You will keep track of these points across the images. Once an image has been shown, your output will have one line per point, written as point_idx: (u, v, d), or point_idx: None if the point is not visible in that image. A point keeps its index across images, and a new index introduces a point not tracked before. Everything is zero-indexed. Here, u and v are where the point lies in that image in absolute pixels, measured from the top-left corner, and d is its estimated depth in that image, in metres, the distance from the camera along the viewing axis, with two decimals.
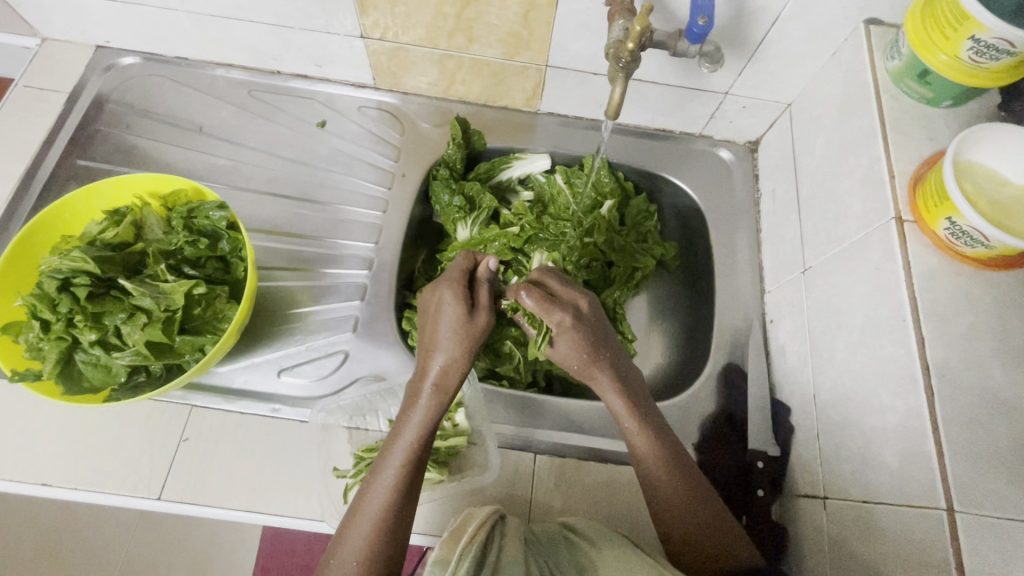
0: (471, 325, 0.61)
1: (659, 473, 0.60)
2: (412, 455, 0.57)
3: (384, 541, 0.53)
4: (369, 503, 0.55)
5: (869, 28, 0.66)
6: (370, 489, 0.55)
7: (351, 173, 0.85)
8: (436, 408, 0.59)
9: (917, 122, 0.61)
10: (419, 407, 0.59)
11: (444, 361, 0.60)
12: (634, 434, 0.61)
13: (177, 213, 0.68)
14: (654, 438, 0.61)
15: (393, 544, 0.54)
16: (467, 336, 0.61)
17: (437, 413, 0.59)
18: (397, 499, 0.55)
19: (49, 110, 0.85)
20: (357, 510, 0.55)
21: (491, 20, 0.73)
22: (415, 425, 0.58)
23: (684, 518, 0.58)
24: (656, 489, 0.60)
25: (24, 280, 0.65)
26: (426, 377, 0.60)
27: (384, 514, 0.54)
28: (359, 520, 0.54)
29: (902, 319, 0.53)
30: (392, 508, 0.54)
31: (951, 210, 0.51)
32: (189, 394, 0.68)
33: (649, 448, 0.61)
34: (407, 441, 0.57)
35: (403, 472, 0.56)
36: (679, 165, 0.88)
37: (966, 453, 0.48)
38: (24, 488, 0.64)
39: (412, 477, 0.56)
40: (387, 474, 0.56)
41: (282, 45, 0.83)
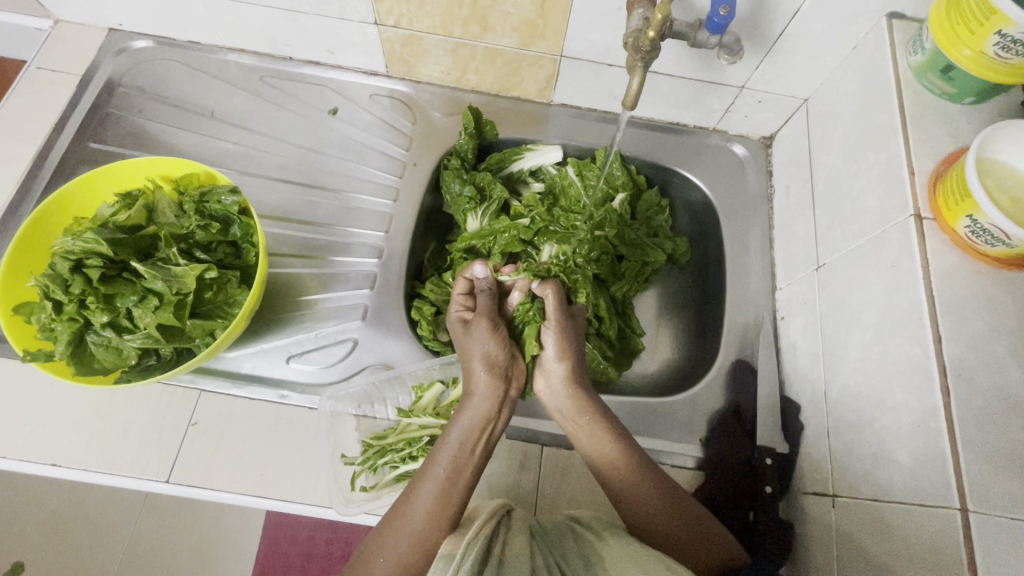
0: (493, 336, 0.66)
1: (630, 474, 0.60)
2: (457, 459, 0.59)
3: (426, 540, 0.54)
4: (411, 502, 0.56)
5: (891, 23, 0.65)
6: (415, 491, 0.57)
7: (362, 162, 0.85)
8: (484, 410, 0.61)
9: (938, 118, 0.60)
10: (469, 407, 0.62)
11: (480, 374, 0.63)
12: (586, 425, 0.62)
13: (189, 197, 0.67)
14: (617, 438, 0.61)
15: (431, 545, 0.54)
16: (491, 344, 0.65)
17: (485, 415, 0.61)
18: (447, 492, 0.57)
19: (61, 93, 0.84)
20: (400, 506, 0.57)
21: (507, 9, 0.72)
22: (458, 429, 0.60)
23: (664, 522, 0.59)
24: (628, 492, 0.60)
25: (37, 259, 0.65)
26: (471, 383, 0.63)
27: (426, 515, 0.55)
28: (398, 518, 0.55)
29: (919, 317, 0.52)
30: (434, 510, 0.55)
31: (972, 207, 0.51)
32: (198, 378, 0.69)
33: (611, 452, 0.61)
34: (450, 442, 0.60)
35: (450, 474, 0.58)
36: (691, 159, 0.87)
37: (981, 452, 0.47)
38: (34, 468, 0.64)
39: (457, 480, 0.58)
40: (432, 476, 0.58)
41: (295, 31, 0.82)
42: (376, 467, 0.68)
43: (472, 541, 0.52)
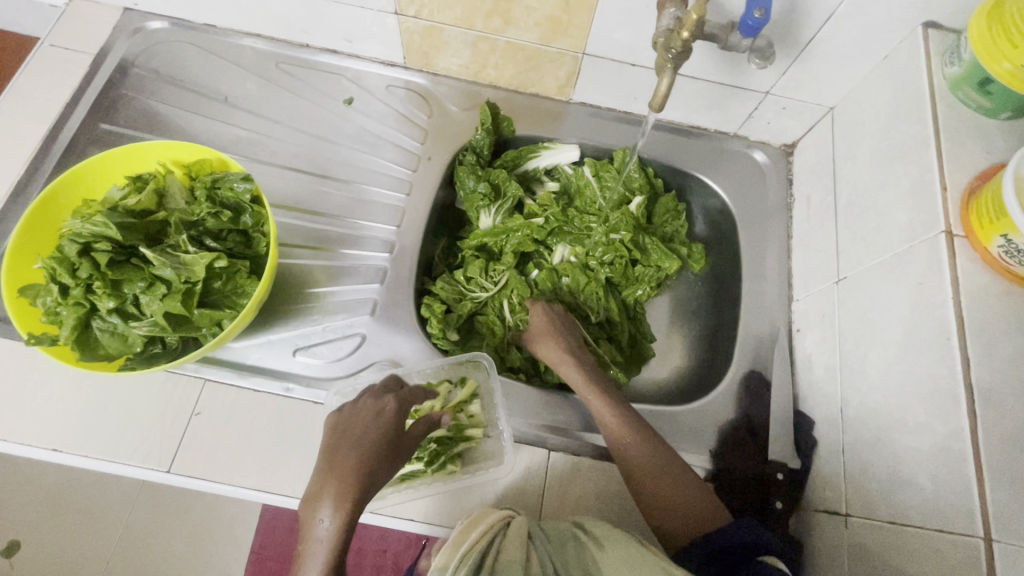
0: (376, 432, 0.60)
1: (633, 451, 0.62)
2: (344, 512, 0.54)
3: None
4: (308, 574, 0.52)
5: (927, 32, 0.63)
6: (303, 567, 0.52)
7: (376, 153, 0.83)
8: (359, 457, 0.57)
9: (972, 133, 0.58)
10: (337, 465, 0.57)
11: (350, 446, 0.58)
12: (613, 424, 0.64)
13: (201, 183, 0.66)
14: (640, 430, 0.63)
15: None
16: (370, 428, 0.60)
17: (362, 467, 0.57)
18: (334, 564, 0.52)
19: (74, 72, 0.83)
20: None
21: (531, 3, 0.71)
22: (334, 489, 0.55)
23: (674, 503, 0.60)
24: (659, 496, 0.60)
25: (45, 241, 0.64)
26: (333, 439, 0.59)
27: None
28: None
29: (946, 336, 0.51)
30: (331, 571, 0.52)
31: (1008, 227, 0.49)
32: (203, 367, 0.68)
33: (614, 427, 0.63)
34: (332, 498, 0.54)
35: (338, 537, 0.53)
36: (711, 165, 0.85)
37: (1008, 480, 0.46)
38: (33, 452, 0.63)
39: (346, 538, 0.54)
40: (320, 538, 0.53)
41: (313, 18, 0.81)
42: None
43: (466, 555, 0.53)
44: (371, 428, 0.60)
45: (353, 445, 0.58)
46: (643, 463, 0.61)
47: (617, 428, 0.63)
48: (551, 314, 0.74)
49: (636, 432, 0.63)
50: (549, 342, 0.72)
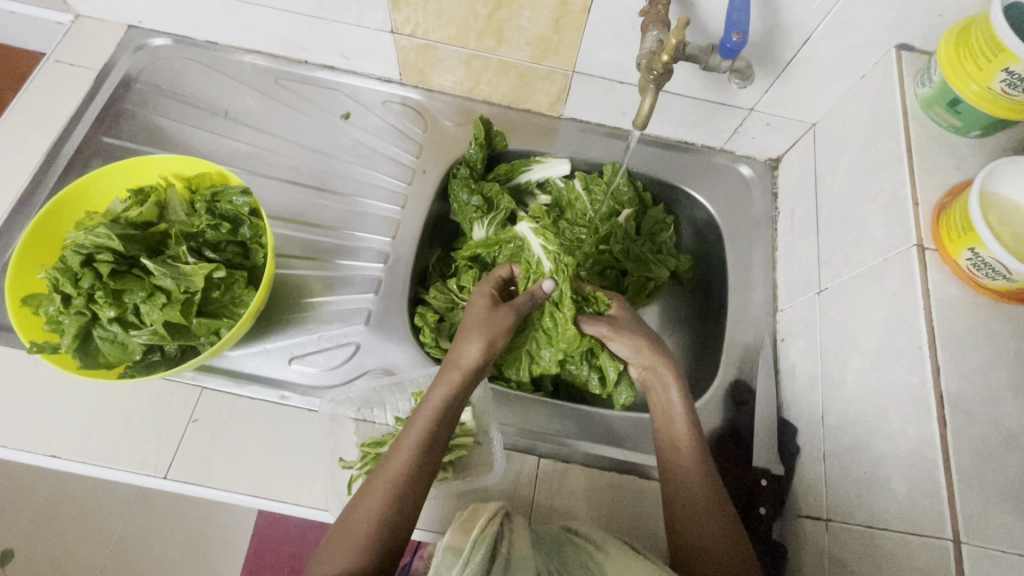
0: (495, 322, 0.65)
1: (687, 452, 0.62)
2: (438, 419, 0.58)
3: (399, 499, 0.54)
4: (389, 461, 0.56)
5: (900, 54, 0.66)
6: (392, 453, 0.56)
7: (372, 167, 0.86)
8: (467, 373, 0.61)
9: (943, 150, 0.61)
10: (445, 379, 0.61)
11: (475, 337, 0.63)
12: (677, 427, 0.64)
13: (201, 196, 0.68)
14: (701, 453, 0.62)
15: (406, 508, 0.54)
16: (491, 318, 0.65)
17: (467, 382, 0.61)
18: (416, 465, 0.55)
19: (79, 87, 0.86)
20: (374, 475, 0.55)
21: (522, 23, 0.74)
22: (438, 397, 0.60)
23: (701, 519, 0.58)
24: (687, 480, 0.61)
25: (48, 252, 0.66)
26: (457, 349, 0.63)
27: (405, 469, 0.55)
28: (380, 475, 0.55)
29: (918, 346, 0.53)
30: (412, 465, 0.55)
31: (974, 241, 0.51)
32: (200, 375, 0.69)
33: (682, 429, 0.63)
34: (432, 406, 0.59)
35: (426, 437, 0.57)
36: (697, 178, 0.88)
37: (976, 484, 0.48)
38: (32, 458, 0.64)
39: (434, 443, 0.57)
40: (411, 436, 0.57)
41: (312, 36, 0.84)
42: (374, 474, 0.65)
43: (480, 537, 0.53)
44: (493, 318, 0.65)
45: (479, 336, 0.63)
46: (688, 472, 0.61)
47: (686, 430, 0.63)
48: (629, 314, 0.72)
49: (699, 458, 0.61)
50: (619, 341, 0.70)
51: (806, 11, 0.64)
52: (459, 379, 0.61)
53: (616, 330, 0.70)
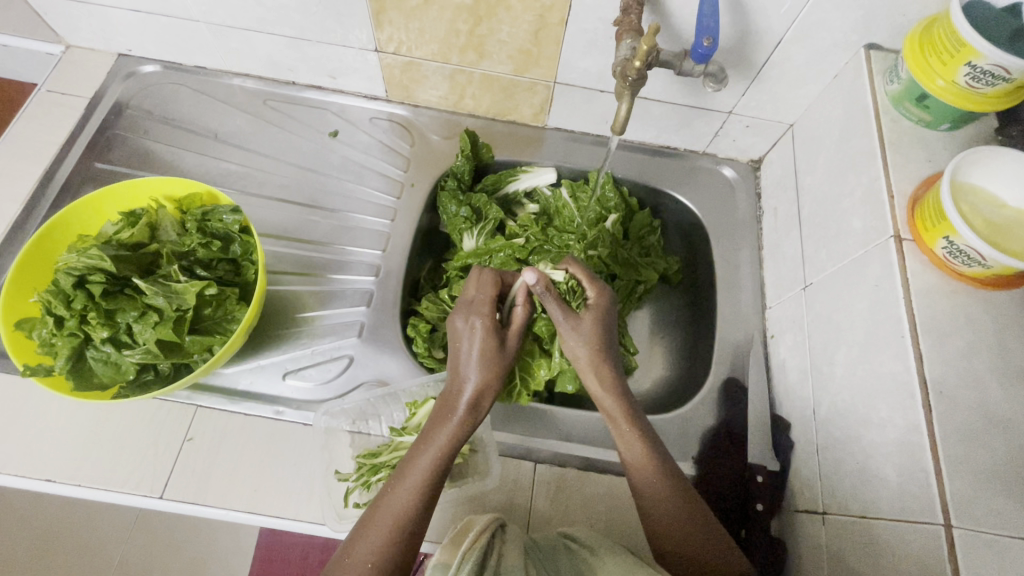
0: (497, 352, 0.62)
1: (654, 477, 0.59)
2: (434, 469, 0.57)
3: (399, 544, 0.54)
4: (384, 508, 0.55)
5: (869, 53, 0.68)
6: (386, 500, 0.56)
7: (361, 182, 0.87)
8: (463, 418, 0.59)
9: (915, 144, 0.63)
10: (448, 419, 0.59)
11: (472, 377, 0.61)
12: (628, 441, 0.61)
13: (191, 216, 0.69)
14: (654, 459, 0.60)
15: (407, 550, 0.55)
16: (494, 354, 0.62)
17: (464, 428, 0.59)
18: (419, 505, 0.55)
19: (70, 114, 0.87)
20: (373, 511, 0.56)
21: (502, 37, 0.76)
22: (437, 446, 0.58)
23: (656, 511, 0.59)
24: (644, 492, 0.60)
25: (40, 276, 0.67)
26: (457, 393, 0.60)
27: (402, 517, 0.55)
28: (375, 523, 0.55)
29: (901, 334, 0.54)
30: (410, 511, 0.55)
31: (948, 229, 0.52)
32: (195, 394, 0.69)
33: (641, 454, 0.60)
34: (433, 451, 0.58)
35: (424, 486, 0.56)
36: (682, 182, 0.89)
37: (965, 468, 0.48)
38: (27, 483, 0.64)
39: (433, 486, 0.57)
40: (408, 483, 0.56)
41: (299, 57, 0.86)
42: (369, 484, 0.65)
43: (469, 550, 0.54)
44: (490, 349, 0.62)
45: (477, 375, 0.61)
46: (639, 466, 0.60)
47: (645, 455, 0.60)
48: (599, 326, 0.66)
49: (649, 453, 0.60)
50: (569, 342, 0.65)
51: (775, 16, 0.66)
52: (466, 418, 0.59)
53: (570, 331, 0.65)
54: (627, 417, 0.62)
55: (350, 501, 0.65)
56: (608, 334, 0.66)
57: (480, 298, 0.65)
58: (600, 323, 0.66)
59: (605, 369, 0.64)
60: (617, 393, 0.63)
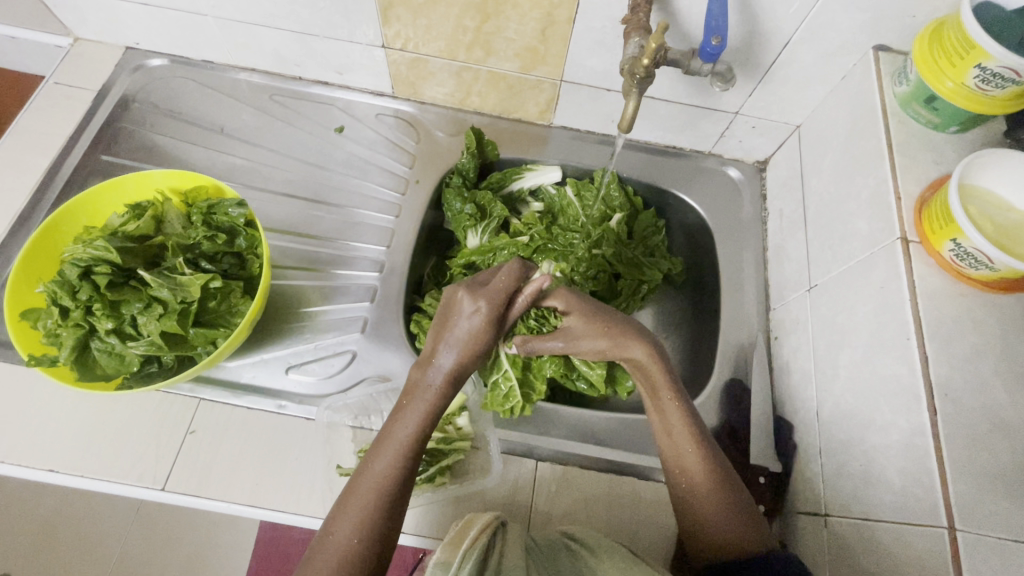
0: (483, 326, 0.60)
1: (697, 471, 0.60)
2: (411, 444, 0.57)
3: (382, 517, 0.54)
4: (367, 478, 0.56)
5: (878, 55, 0.68)
6: (368, 469, 0.56)
7: (367, 178, 0.87)
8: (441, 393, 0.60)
9: (923, 146, 0.62)
10: (427, 389, 0.59)
11: (454, 348, 0.60)
12: (673, 424, 0.61)
13: (197, 209, 0.69)
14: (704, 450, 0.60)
15: (391, 520, 0.55)
16: (479, 332, 0.60)
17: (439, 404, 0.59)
18: (400, 472, 0.56)
19: (77, 107, 0.87)
20: (355, 482, 0.56)
21: (509, 35, 0.75)
22: (417, 415, 0.58)
23: (697, 490, 0.59)
24: (689, 473, 0.60)
25: (46, 267, 0.67)
26: (433, 369, 0.60)
27: (385, 487, 0.55)
28: (356, 493, 0.55)
29: (906, 337, 0.54)
30: (391, 482, 0.55)
31: (955, 231, 0.52)
32: (198, 387, 0.69)
33: (688, 443, 0.60)
34: (411, 422, 0.58)
35: (404, 454, 0.57)
36: (687, 181, 0.89)
37: (968, 471, 0.48)
38: (30, 473, 0.64)
39: (412, 454, 0.57)
40: (387, 457, 0.56)
41: (305, 52, 0.86)
42: None
43: (469, 549, 0.54)
44: (483, 322, 0.60)
45: (456, 352, 0.60)
46: (685, 455, 0.60)
47: (695, 449, 0.60)
48: (587, 311, 0.65)
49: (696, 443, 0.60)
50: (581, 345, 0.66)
51: (784, 16, 0.66)
52: (444, 386, 0.60)
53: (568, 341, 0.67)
54: (672, 395, 0.62)
55: None
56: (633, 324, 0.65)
57: (486, 281, 0.62)
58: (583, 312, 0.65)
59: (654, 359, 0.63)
60: (657, 369, 0.63)
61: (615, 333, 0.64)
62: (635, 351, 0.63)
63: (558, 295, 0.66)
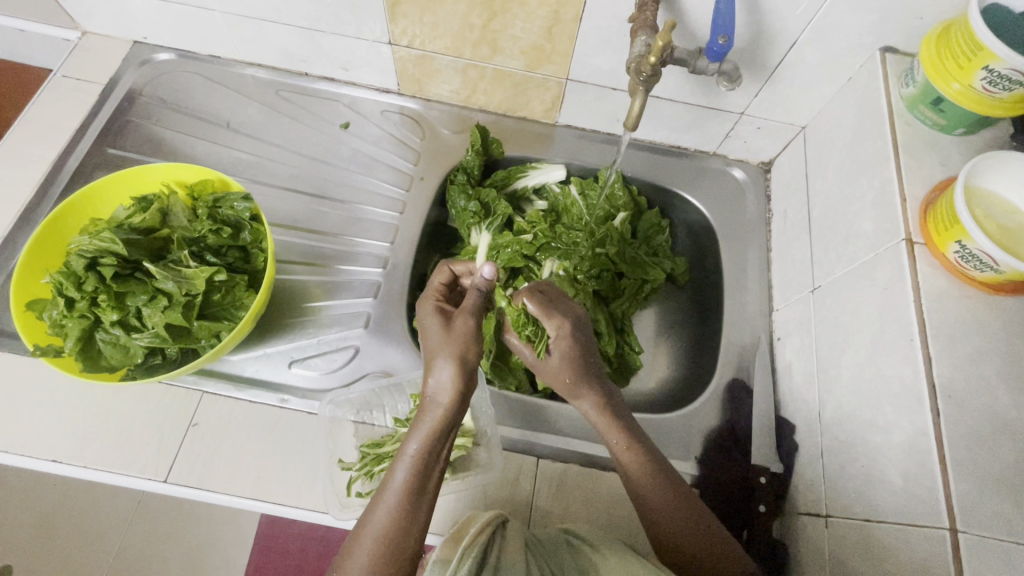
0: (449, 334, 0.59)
1: (652, 493, 0.59)
2: (415, 471, 0.55)
3: (389, 561, 0.53)
4: (371, 523, 0.54)
5: (884, 56, 0.68)
6: (371, 514, 0.55)
7: (371, 174, 0.87)
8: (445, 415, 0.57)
9: (928, 147, 0.62)
10: (426, 415, 0.57)
11: (437, 369, 0.57)
12: (620, 454, 0.61)
13: (203, 202, 0.70)
14: (649, 466, 0.60)
15: (403, 556, 0.54)
16: (449, 339, 0.58)
17: (444, 426, 0.56)
18: (405, 512, 0.54)
19: (84, 100, 0.88)
20: (360, 526, 0.55)
21: (516, 32, 0.76)
22: (415, 445, 0.56)
23: (670, 518, 0.59)
24: (643, 497, 0.60)
25: (51, 257, 0.67)
26: (427, 392, 0.58)
27: (390, 529, 0.53)
28: (361, 538, 0.54)
29: (910, 338, 0.54)
30: (395, 524, 0.54)
31: (961, 233, 0.52)
32: (201, 380, 0.70)
33: (636, 467, 0.60)
34: (408, 455, 0.56)
35: (406, 492, 0.54)
36: (691, 182, 0.89)
37: (971, 473, 0.48)
38: (34, 464, 0.65)
39: (417, 491, 0.55)
40: (392, 490, 0.55)
41: (312, 48, 0.86)
42: (373, 474, 0.66)
43: (469, 546, 0.54)
44: (443, 332, 0.59)
45: (448, 367, 0.56)
46: (636, 483, 0.60)
47: (641, 469, 0.60)
48: (570, 349, 0.64)
49: (643, 466, 0.60)
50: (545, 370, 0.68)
51: (791, 17, 0.66)
52: (444, 414, 0.57)
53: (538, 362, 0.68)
54: (615, 429, 0.62)
55: (353, 491, 0.66)
56: (585, 353, 0.65)
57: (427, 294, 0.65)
58: (569, 342, 0.64)
59: (597, 395, 0.63)
60: (602, 407, 0.63)
61: (574, 373, 0.63)
62: (585, 392, 0.63)
63: (548, 313, 0.64)
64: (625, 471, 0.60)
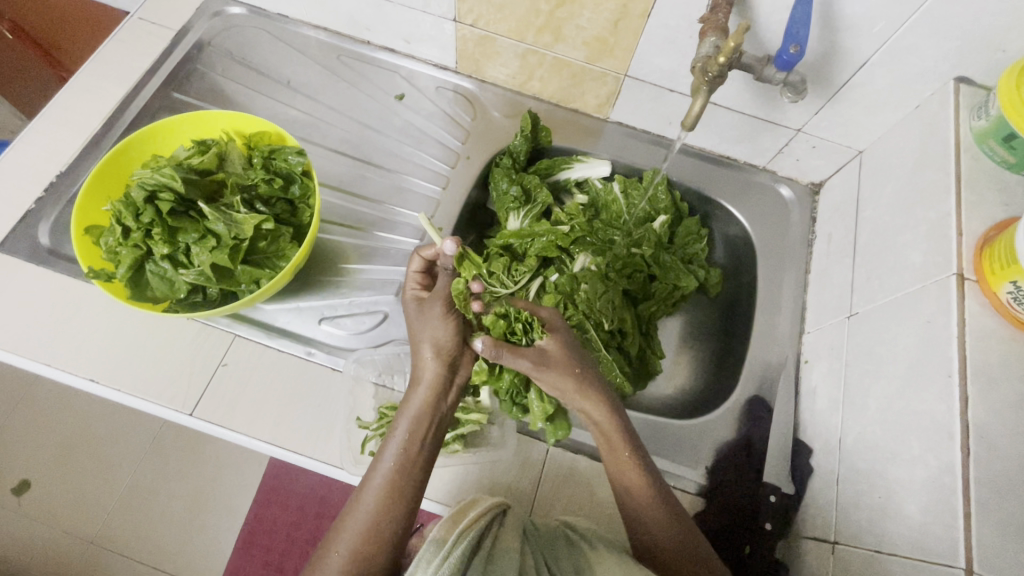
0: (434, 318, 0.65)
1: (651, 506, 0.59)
2: (403, 448, 0.59)
3: (376, 537, 0.56)
4: (362, 500, 0.58)
5: (958, 86, 0.66)
6: (360, 494, 0.58)
7: (419, 148, 0.89)
8: (430, 398, 0.62)
9: (992, 184, 0.61)
10: (417, 389, 0.63)
11: (423, 351, 0.64)
12: (624, 466, 0.60)
13: (259, 152, 0.72)
14: (649, 481, 0.60)
15: (389, 533, 0.57)
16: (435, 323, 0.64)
17: (431, 403, 0.62)
18: (393, 488, 0.58)
19: (156, 43, 0.91)
20: (353, 504, 0.58)
21: (581, 23, 0.76)
22: (404, 424, 0.61)
23: (661, 529, 0.59)
24: (640, 514, 0.59)
25: (114, 187, 0.71)
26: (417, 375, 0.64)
27: (381, 504, 0.57)
28: (351, 517, 0.57)
29: (948, 374, 0.52)
30: (384, 501, 0.57)
31: (1018, 274, 0.50)
32: (235, 323, 0.72)
33: (637, 479, 0.60)
34: (399, 433, 0.60)
35: (393, 469, 0.59)
36: (736, 194, 0.88)
37: (995, 517, 0.47)
38: (75, 381, 0.68)
39: (404, 467, 0.59)
40: (380, 475, 0.59)
41: (378, 18, 0.87)
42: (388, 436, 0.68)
43: (466, 530, 0.54)
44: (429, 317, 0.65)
45: (430, 348, 0.63)
46: (636, 494, 0.60)
47: (642, 481, 0.60)
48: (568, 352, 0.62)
49: (646, 478, 0.60)
50: (547, 376, 0.61)
51: (866, 35, 0.65)
52: (429, 393, 0.62)
53: (539, 367, 0.61)
54: (622, 438, 0.61)
55: (367, 449, 0.68)
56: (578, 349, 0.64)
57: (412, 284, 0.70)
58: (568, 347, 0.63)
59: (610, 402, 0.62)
60: (612, 413, 0.62)
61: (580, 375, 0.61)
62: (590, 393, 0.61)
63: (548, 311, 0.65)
64: (625, 483, 0.60)
